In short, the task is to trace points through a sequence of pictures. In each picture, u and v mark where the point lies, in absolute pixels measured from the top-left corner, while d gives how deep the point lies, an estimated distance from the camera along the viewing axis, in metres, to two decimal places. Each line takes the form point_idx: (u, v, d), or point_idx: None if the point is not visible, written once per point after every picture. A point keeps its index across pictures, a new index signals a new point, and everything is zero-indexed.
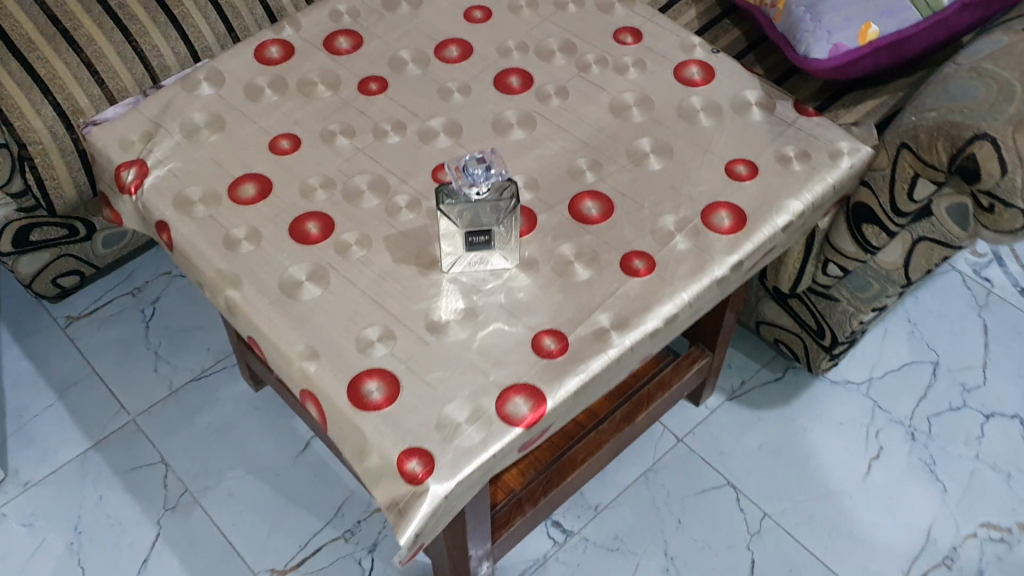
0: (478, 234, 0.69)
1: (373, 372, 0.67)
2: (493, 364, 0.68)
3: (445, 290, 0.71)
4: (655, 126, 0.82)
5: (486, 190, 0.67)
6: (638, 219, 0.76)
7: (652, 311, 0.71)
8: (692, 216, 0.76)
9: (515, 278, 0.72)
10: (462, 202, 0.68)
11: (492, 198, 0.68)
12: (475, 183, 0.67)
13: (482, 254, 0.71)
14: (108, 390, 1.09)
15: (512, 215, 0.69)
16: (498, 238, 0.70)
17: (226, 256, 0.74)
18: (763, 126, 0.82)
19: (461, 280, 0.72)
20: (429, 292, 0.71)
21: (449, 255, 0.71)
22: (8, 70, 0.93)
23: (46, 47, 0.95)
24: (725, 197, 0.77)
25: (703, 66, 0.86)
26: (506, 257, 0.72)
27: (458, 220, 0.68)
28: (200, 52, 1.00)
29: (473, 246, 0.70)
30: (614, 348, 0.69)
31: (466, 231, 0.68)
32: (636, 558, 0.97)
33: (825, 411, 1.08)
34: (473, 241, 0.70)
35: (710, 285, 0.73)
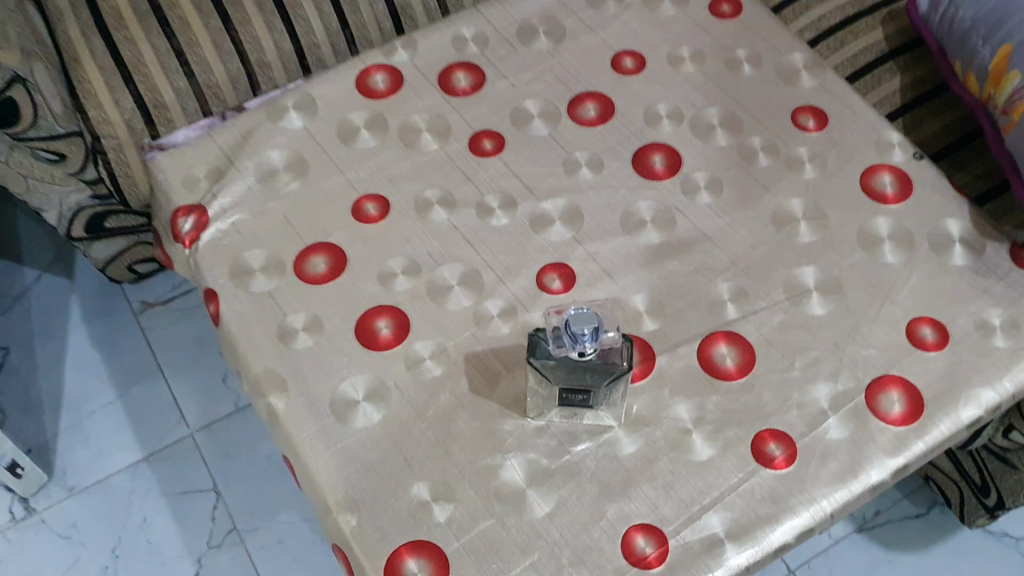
0: (577, 391, 0.55)
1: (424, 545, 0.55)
2: (570, 561, 0.54)
3: (529, 447, 0.58)
4: (825, 253, 0.65)
5: (593, 353, 0.52)
6: (783, 384, 0.60)
7: (780, 522, 0.56)
8: (854, 391, 0.60)
9: (615, 443, 0.58)
10: (562, 361, 0.53)
11: (600, 359, 0.53)
12: (578, 347, 0.52)
13: (580, 410, 0.57)
14: (172, 395, 1.00)
15: (621, 380, 0.54)
16: (603, 394, 0.56)
17: (277, 351, 0.62)
18: (964, 275, 0.64)
19: (552, 435, 0.58)
20: (505, 443, 0.58)
21: (538, 401, 0.58)
22: (91, 47, 0.80)
23: (135, 25, 0.81)
24: (898, 370, 0.60)
25: (899, 175, 0.68)
26: (609, 412, 0.58)
27: (553, 377, 0.54)
28: (307, 50, 0.88)
29: (570, 399, 0.56)
30: (723, 567, 0.55)
31: (563, 387, 0.54)
32: None
33: (970, 566, 0.90)
34: (570, 396, 0.56)
35: (860, 493, 0.57)
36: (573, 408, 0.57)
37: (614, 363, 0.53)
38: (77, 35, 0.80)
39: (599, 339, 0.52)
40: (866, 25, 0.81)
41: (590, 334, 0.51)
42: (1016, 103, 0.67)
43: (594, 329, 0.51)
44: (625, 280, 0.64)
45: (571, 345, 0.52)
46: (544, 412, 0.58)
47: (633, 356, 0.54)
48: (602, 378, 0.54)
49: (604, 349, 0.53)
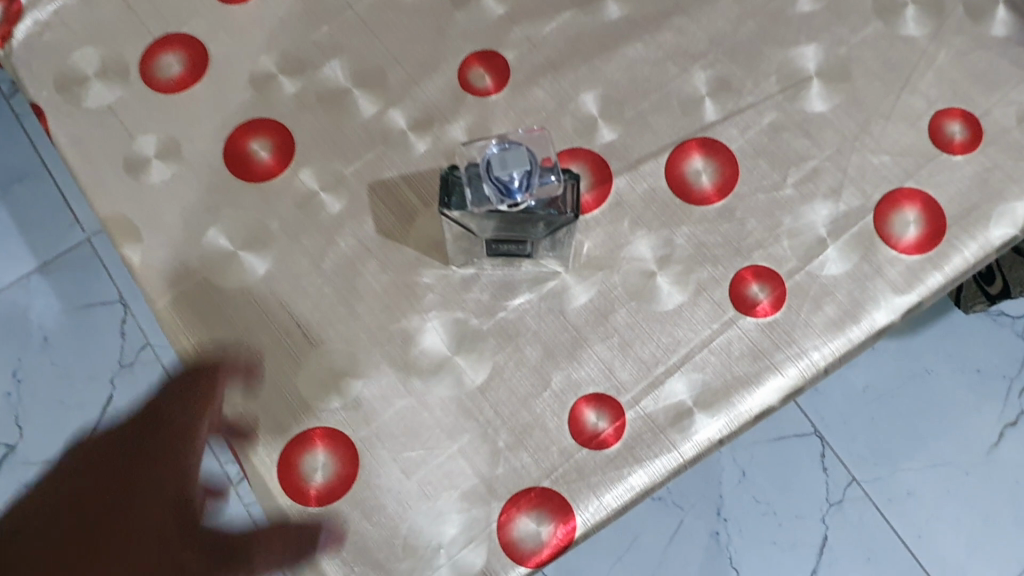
0: (509, 237, 0.43)
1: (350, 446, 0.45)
2: (509, 444, 0.45)
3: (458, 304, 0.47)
4: (830, 26, 0.50)
5: (525, 203, 0.39)
6: (770, 205, 0.48)
7: (759, 383, 0.45)
8: (859, 212, 0.47)
9: (566, 294, 0.47)
10: (484, 212, 0.40)
11: (536, 205, 0.40)
12: (506, 199, 0.38)
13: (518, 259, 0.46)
14: (58, 195, 0.99)
15: (556, 229, 0.42)
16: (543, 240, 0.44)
17: (128, 189, 0.48)
18: (1008, 49, 0.49)
19: (485, 287, 0.47)
20: (423, 300, 0.47)
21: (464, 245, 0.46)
22: None
23: None
24: (916, 182, 0.48)
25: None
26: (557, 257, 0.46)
27: (472, 227, 0.42)
28: None
29: (503, 247, 0.44)
30: (689, 441, 0.45)
31: (491, 238, 0.43)
32: (681, 514, 0.81)
33: (960, 350, 0.83)
34: (501, 244, 0.44)
35: (862, 340, 0.46)
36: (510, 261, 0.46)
37: (553, 209, 0.40)
38: None
39: (533, 184, 0.38)
40: None
41: (518, 181, 0.38)
42: None
43: (521, 173, 0.38)
44: (572, 75, 0.50)
45: (493, 195, 0.38)
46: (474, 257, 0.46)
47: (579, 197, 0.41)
48: (539, 224, 0.41)
49: (540, 196, 0.40)
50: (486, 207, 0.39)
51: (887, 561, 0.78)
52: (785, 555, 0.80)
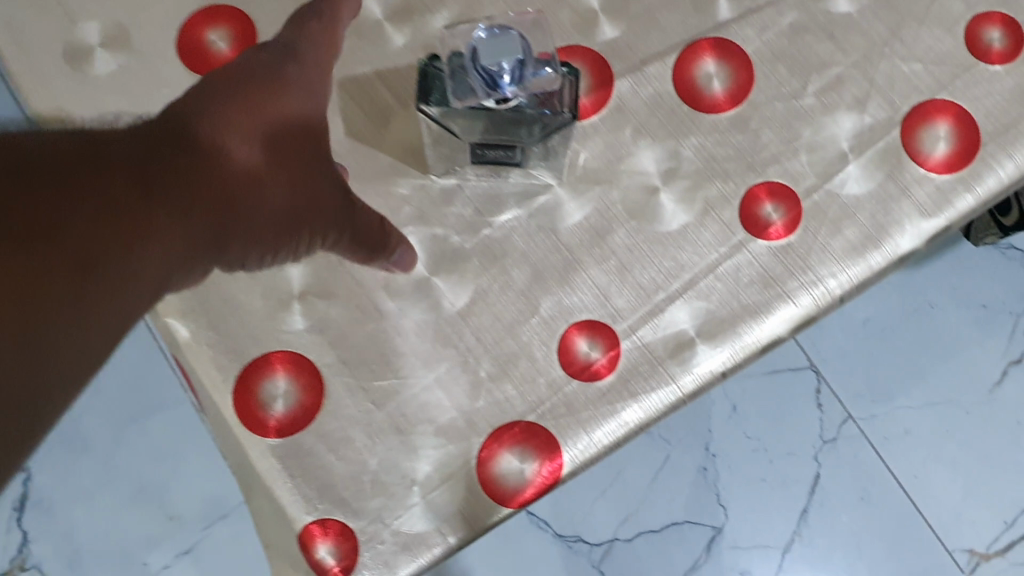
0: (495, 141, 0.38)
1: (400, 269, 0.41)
2: (491, 376, 0.41)
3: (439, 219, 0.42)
4: None
5: (515, 99, 0.34)
6: (788, 116, 0.43)
7: (769, 312, 0.41)
8: (886, 126, 0.43)
9: (559, 211, 0.42)
10: (466, 108, 0.35)
11: (527, 101, 0.35)
12: (493, 93, 0.33)
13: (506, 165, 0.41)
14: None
15: (549, 130, 0.37)
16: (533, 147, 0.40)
17: (68, 81, 0.43)
18: None
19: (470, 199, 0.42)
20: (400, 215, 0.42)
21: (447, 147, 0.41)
22: None
23: None
24: (950, 94, 0.43)
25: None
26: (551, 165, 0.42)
27: (454, 126, 0.37)
28: None
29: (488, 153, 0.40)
30: (689, 376, 0.40)
31: (476, 142, 0.38)
32: (668, 449, 0.77)
33: (967, 283, 0.79)
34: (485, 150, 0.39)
35: (883, 268, 0.42)
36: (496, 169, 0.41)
37: (547, 107, 0.36)
38: None
39: (525, 79, 0.33)
40: None
41: (509, 73, 0.33)
42: None
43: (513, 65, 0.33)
44: None
45: (480, 88, 0.33)
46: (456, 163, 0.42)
47: (576, 97, 0.36)
48: (530, 124, 0.37)
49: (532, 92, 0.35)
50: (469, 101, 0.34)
51: (880, 501, 0.76)
52: (775, 493, 0.77)
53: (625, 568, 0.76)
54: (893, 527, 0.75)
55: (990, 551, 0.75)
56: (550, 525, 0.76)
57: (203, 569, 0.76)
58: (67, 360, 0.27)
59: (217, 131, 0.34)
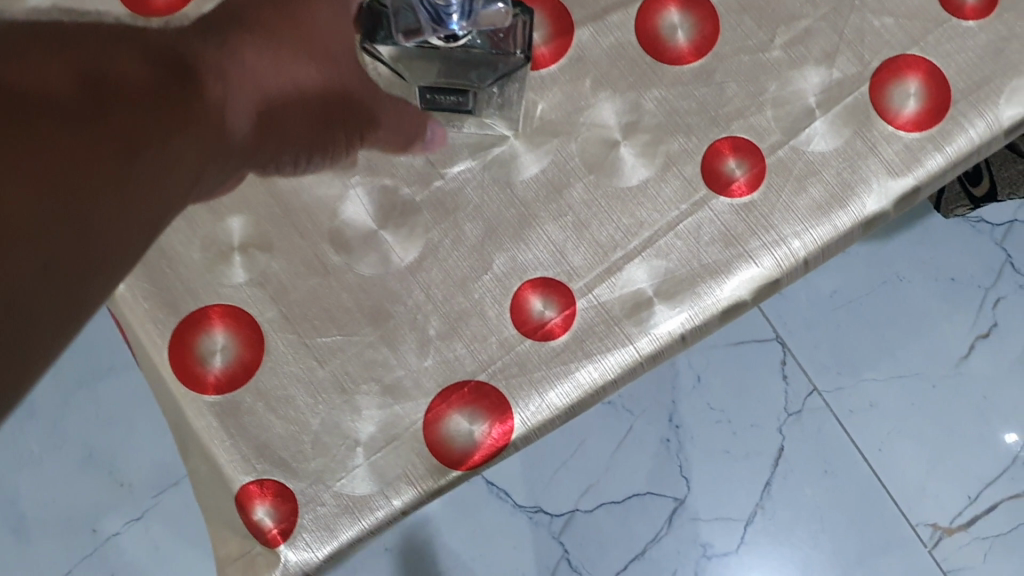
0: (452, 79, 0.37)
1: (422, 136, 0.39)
2: (440, 334, 0.39)
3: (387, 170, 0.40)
4: None
5: (465, 38, 0.33)
6: (753, 69, 0.41)
7: (730, 272, 0.39)
8: (854, 81, 0.41)
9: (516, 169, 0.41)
10: (415, 47, 0.34)
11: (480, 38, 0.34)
12: (440, 32, 0.32)
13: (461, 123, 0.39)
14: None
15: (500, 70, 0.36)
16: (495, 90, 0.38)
17: None
18: None
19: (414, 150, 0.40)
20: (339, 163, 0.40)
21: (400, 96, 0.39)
22: None
23: None
24: (921, 49, 0.41)
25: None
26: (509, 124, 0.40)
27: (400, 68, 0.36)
28: None
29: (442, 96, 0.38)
30: (647, 337, 0.39)
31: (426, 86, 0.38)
32: (631, 419, 0.76)
33: (936, 257, 0.78)
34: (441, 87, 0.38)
35: (849, 229, 0.40)
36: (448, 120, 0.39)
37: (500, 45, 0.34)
38: None
39: (475, 19, 0.32)
40: None
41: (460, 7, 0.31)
42: None
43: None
44: None
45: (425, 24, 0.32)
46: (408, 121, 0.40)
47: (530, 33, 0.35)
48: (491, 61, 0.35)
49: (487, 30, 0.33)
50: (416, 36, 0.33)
51: (844, 475, 0.75)
52: (739, 466, 0.76)
53: (585, 540, 0.75)
54: (856, 502, 0.74)
55: (952, 527, 0.74)
56: (510, 496, 0.76)
57: (154, 536, 0.74)
58: (110, 241, 0.26)
59: (251, 38, 0.35)
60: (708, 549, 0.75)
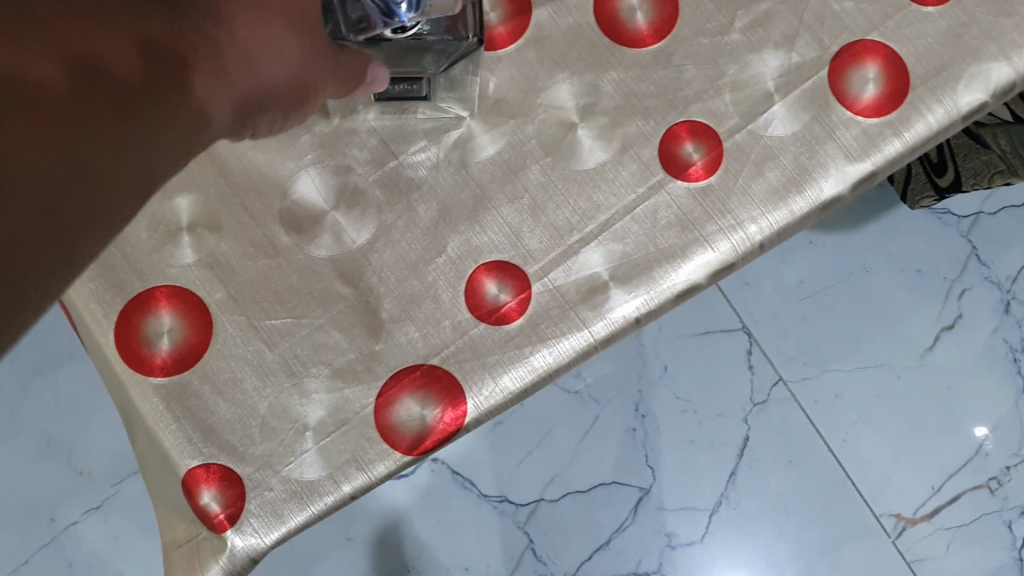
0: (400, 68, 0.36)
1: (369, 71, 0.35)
2: (392, 317, 0.38)
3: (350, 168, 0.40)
4: None
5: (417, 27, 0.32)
6: (712, 53, 0.41)
7: (687, 257, 0.39)
8: (813, 65, 0.41)
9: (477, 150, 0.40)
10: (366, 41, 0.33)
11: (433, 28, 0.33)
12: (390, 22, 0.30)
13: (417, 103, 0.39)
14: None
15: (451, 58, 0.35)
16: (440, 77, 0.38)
17: None
18: None
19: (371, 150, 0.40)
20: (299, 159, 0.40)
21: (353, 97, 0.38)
22: None
23: None
24: (880, 34, 0.41)
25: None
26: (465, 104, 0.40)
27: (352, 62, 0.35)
28: None
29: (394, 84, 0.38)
30: (602, 321, 0.38)
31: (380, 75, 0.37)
32: (597, 409, 0.76)
33: (903, 248, 0.78)
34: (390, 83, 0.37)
35: (806, 215, 0.40)
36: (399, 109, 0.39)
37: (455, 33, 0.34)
38: None
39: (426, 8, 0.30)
40: None
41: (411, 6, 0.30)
42: None
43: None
44: None
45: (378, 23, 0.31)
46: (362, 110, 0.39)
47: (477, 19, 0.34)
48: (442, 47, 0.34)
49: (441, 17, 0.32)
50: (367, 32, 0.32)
51: (809, 465, 0.75)
52: (705, 456, 0.76)
53: (550, 530, 0.74)
54: (820, 492, 0.75)
55: (916, 517, 0.74)
56: (475, 485, 0.75)
57: (114, 525, 0.73)
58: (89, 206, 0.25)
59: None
60: (673, 538, 0.75)
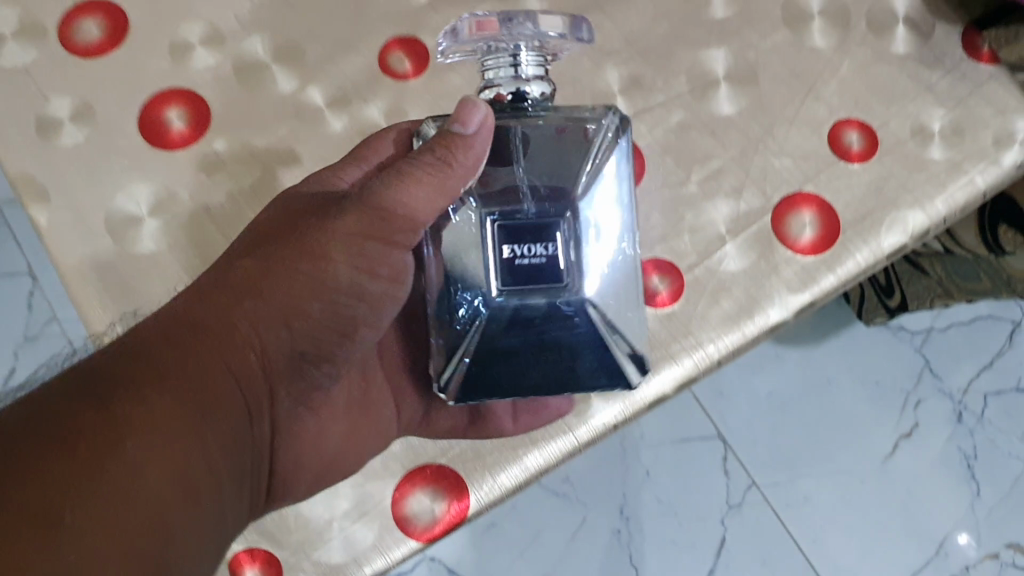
0: (541, 205, 0.40)
1: (466, 127, 0.36)
2: None
3: (474, 391, 0.41)
4: (744, 33, 0.51)
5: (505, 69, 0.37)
6: (675, 201, 0.49)
7: (655, 373, 0.47)
8: (759, 212, 0.49)
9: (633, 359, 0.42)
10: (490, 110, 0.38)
11: (585, 193, 0.40)
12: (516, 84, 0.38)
13: (548, 304, 0.40)
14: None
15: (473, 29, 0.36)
16: (584, 260, 0.40)
17: (38, 151, 0.49)
18: (905, 66, 0.51)
19: (486, 361, 0.41)
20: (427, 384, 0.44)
21: (466, 238, 0.40)
22: None
23: None
24: (815, 186, 0.49)
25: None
26: (605, 306, 0.41)
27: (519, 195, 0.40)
28: None
29: (519, 270, 0.39)
30: (585, 426, 0.46)
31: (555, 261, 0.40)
32: (584, 511, 0.82)
33: (862, 362, 0.86)
34: (522, 216, 0.40)
35: (756, 337, 0.48)
36: (533, 329, 0.41)
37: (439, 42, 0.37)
38: None
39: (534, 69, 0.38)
40: None
41: (603, 128, 0.41)
42: None
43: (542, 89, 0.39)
44: None
45: (569, 132, 0.40)
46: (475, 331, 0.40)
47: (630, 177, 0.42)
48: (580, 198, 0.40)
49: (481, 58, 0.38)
50: (519, 104, 0.38)
51: (781, 564, 0.81)
52: (685, 555, 0.81)
53: None
54: None
55: None
56: None
57: None
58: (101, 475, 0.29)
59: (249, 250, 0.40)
60: None
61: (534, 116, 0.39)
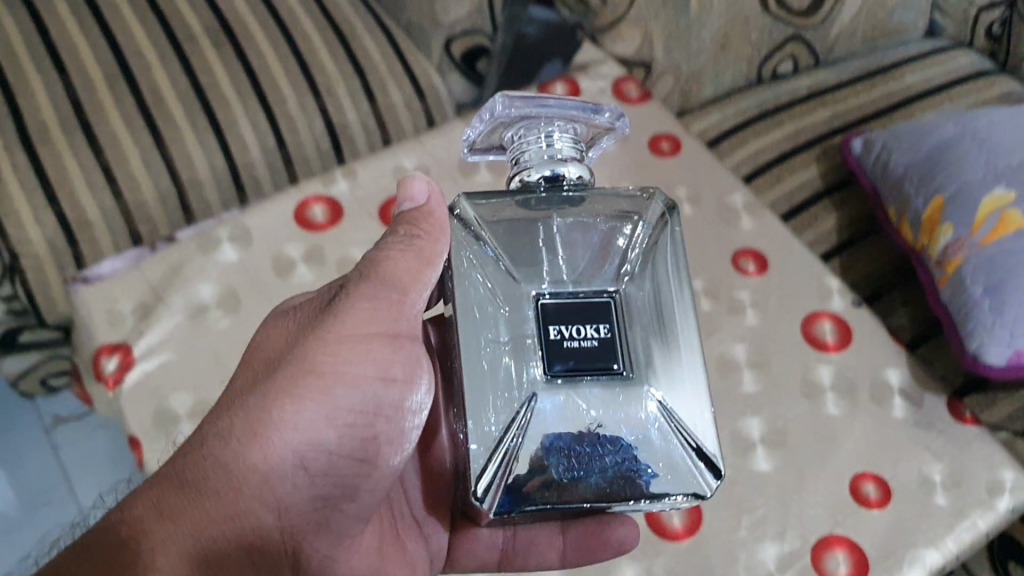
0: (588, 290, 0.45)
1: (415, 199, 0.48)
2: None
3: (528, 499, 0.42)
4: (771, 403, 0.64)
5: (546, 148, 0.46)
6: (731, 544, 0.59)
7: None
8: (801, 551, 0.59)
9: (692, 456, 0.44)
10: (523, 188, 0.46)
11: (630, 283, 0.46)
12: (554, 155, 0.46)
13: (603, 389, 0.43)
14: (58, 467, 0.96)
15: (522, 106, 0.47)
16: (626, 335, 0.45)
17: None
18: (904, 428, 0.63)
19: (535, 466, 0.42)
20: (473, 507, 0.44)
21: (507, 322, 0.44)
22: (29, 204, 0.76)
23: (79, 179, 0.78)
24: (843, 529, 0.59)
25: (764, 264, 0.71)
26: (665, 398, 0.44)
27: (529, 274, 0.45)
28: (245, 181, 0.84)
29: (571, 350, 0.44)
30: None
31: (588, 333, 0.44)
32: None
33: None
34: (568, 297, 0.45)
35: None
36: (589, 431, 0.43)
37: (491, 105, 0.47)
38: (20, 198, 0.76)
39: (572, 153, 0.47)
40: (801, 161, 0.83)
41: (647, 221, 0.48)
42: (950, 255, 0.68)
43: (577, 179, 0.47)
44: None
45: (612, 229, 0.47)
46: (529, 427, 0.43)
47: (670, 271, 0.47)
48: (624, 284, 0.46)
49: (517, 154, 0.47)
50: (554, 183, 0.46)
51: None
52: None
53: None
54: None
55: None
56: None
57: None
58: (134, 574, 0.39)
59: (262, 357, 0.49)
60: None
61: (576, 201, 0.47)
